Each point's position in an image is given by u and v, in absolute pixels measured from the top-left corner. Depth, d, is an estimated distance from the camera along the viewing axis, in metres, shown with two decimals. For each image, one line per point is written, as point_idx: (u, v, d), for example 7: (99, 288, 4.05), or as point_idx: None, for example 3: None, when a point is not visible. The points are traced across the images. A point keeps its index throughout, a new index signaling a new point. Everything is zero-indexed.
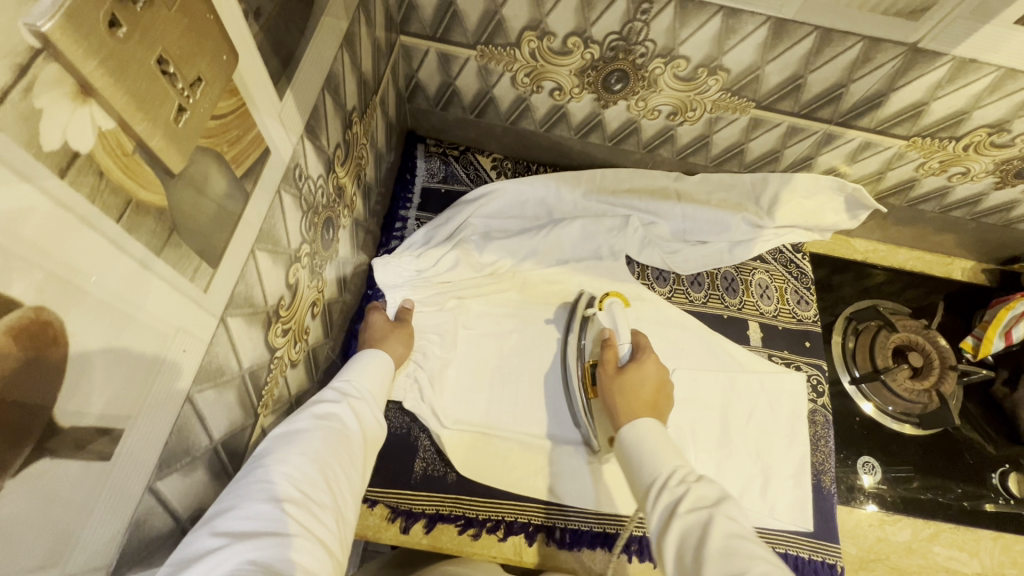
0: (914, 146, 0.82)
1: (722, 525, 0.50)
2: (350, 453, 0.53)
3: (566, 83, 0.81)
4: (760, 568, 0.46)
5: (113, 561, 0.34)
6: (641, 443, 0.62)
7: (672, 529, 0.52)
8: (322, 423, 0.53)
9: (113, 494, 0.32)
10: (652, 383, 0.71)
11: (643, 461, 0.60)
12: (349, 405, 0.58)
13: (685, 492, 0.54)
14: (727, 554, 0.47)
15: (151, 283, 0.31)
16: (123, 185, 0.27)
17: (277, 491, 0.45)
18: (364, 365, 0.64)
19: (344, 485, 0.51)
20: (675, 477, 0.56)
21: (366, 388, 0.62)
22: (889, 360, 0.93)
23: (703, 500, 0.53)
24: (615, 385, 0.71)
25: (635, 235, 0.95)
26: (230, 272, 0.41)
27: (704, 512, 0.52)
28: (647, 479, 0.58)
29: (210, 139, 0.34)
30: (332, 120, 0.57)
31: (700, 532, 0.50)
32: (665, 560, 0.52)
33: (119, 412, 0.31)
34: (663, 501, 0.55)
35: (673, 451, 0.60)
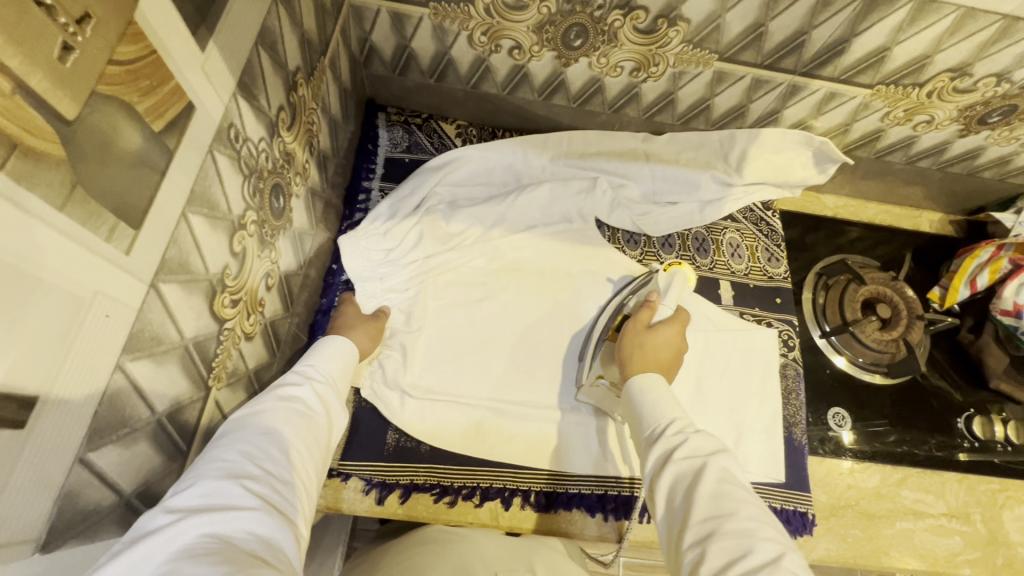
0: (878, 95, 0.81)
1: (712, 471, 0.51)
2: (313, 433, 0.53)
3: (525, 41, 0.79)
4: (748, 513, 0.48)
5: (41, 534, 0.32)
6: (645, 395, 0.62)
7: (665, 472, 0.53)
8: (282, 404, 0.52)
9: (32, 465, 0.31)
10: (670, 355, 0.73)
11: (644, 413, 0.61)
12: (312, 387, 0.57)
13: (684, 440, 0.55)
14: (716, 499, 0.49)
15: (54, 240, 0.29)
16: (1, 128, 0.25)
17: (236, 468, 0.44)
18: (323, 351, 0.64)
19: (306, 463, 0.50)
20: (674, 426, 0.57)
21: (328, 372, 0.61)
22: (857, 313, 0.94)
23: (699, 449, 0.53)
24: (636, 340, 0.72)
25: (603, 198, 0.94)
26: (158, 236, 0.39)
27: (698, 459, 0.52)
28: (652, 425, 0.59)
29: (114, 86, 0.32)
30: (271, 80, 0.54)
31: (693, 477, 0.51)
32: (659, 498, 0.52)
33: (30, 376, 0.29)
34: (664, 446, 0.55)
35: (676, 408, 0.60)
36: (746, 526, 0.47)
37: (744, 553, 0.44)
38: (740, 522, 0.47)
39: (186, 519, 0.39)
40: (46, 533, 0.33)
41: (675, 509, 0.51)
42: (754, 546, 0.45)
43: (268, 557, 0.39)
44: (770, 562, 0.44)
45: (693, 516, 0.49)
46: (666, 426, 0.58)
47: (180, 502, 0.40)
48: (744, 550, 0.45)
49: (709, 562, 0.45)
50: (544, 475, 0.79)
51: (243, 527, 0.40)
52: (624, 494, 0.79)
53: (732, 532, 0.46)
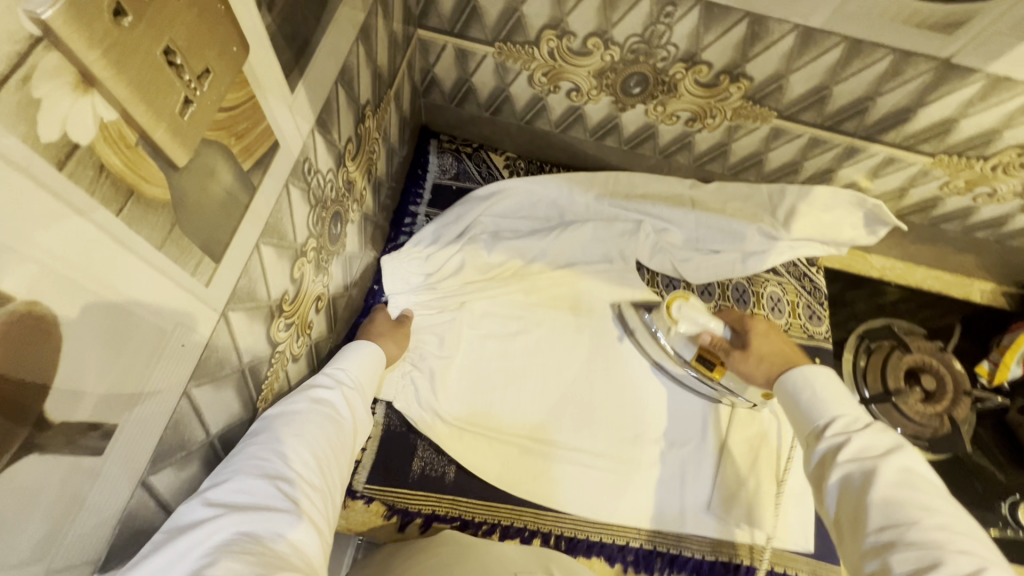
0: (939, 164, 0.80)
1: (887, 475, 0.49)
2: (344, 438, 0.53)
3: (584, 84, 0.80)
4: (933, 522, 0.46)
5: (100, 556, 0.33)
6: (801, 391, 0.60)
7: (831, 475, 0.52)
8: (317, 406, 0.52)
9: (102, 490, 0.32)
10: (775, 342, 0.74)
11: (803, 407, 0.59)
12: (345, 390, 0.57)
13: (847, 440, 0.53)
14: (894, 505, 0.47)
15: (150, 276, 0.31)
16: (124, 178, 0.27)
17: (271, 468, 0.45)
18: (358, 351, 0.63)
19: (335, 469, 0.50)
20: (837, 423, 0.55)
21: (362, 376, 0.61)
22: (901, 381, 0.91)
23: (871, 451, 0.52)
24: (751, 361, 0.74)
25: (646, 241, 0.93)
26: (234, 267, 0.40)
27: (867, 460, 0.51)
28: (812, 421, 0.57)
29: (217, 132, 0.33)
30: (344, 114, 0.56)
31: (866, 481, 0.50)
32: (828, 499, 0.52)
33: (114, 406, 0.31)
34: (830, 444, 0.54)
35: (849, 401, 0.58)
36: (935, 536, 0.45)
37: (932, 564, 0.43)
38: (925, 531, 0.45)
39: (224, 518, 0.39)
40: (105, 554, 0.34)
41: (849, 511, 0.50)
42: (944, 558, 0.43)
43: (295, 566, 0.40)
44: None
45: (871, 520, 0.48)
46: (828, 422, 0.56)
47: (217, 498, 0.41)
48: (931, 560, 0.43)
49: (894, 570, 0.44)
50: (565, 519, 0.78)
51: (275, 531, 0.41)
52: (646, 547, 0.78)
53: (918, 541, 0.45)
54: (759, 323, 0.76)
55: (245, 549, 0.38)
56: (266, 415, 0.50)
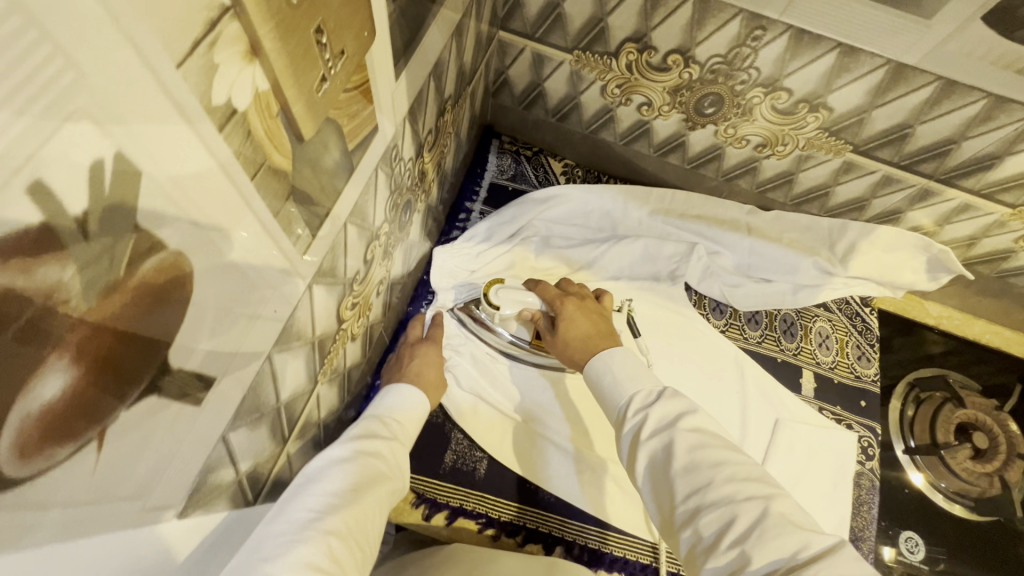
0: (1018, 216, 0.77)
1: (683, 439, 0.47)
2: (387, 498, 0.53)
3: (656, 100, 0.80)
4: (726, 475, 0.45)
5: (181, 503, 0.34)
6: (608, 370, 0.57)
7: (637, 459, 0.49)
8: (367, 460, 0.53)
9: (194, 439, 0.33)
10: (577, 322, 0.70)
11: (613, 387, 0.56)
12: (391, 444, 0.58)
13: (647, 415, 0.50)
14: (691, 469, 0.45)
15: (264, 241, 0.32)
16: (262, 146, 0.28)
17: (324, 521, 0.44)
18: (402, 398, 0.64)
19: (377, 529, 0.50)
20: (637, 400, 0.53)
21: (405, 429, 0.62)
22: (950, 436, 0.89)
23: (668, 419, 0.50)
24: (560, 345, 0.70)
25: (698, 263, 0.93)
26: (325, 243, 0.41)
27: (666, 431, 0.49)
28: (615, 403, 0.55)
29: (338, 111, 0.35)
30: (430, 106, 0.57)
31: (665, 453, 0.48)
32: (641, 483, 0.50)
33: (216, 361, 0.32)
34: (633, 425, 0.51)
35: (646, 373, 0.56)
36: (727, 491, 0.43)
37: (730, 522, 0.42)
38: (720, 490, 0.44)
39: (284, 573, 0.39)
40: (185, 502, 0.35)
41: (660, 487, 0.47)
42: (738, 510, 0.42)
43: None
44: (757, 522, 0.41)
45: (677, 493, 0.46)
46: (630, 401, 0.53)
47: (276, 552, 0.40)
48: (730, 516, 0.42)
49: (704, 538, 0.43)
50: (592, 531, 0.78)
51: None
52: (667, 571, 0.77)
53: (716, 501, 0.43)
54: (568, 305, 0.73)
55: None
56: (318, 463, 0.51)
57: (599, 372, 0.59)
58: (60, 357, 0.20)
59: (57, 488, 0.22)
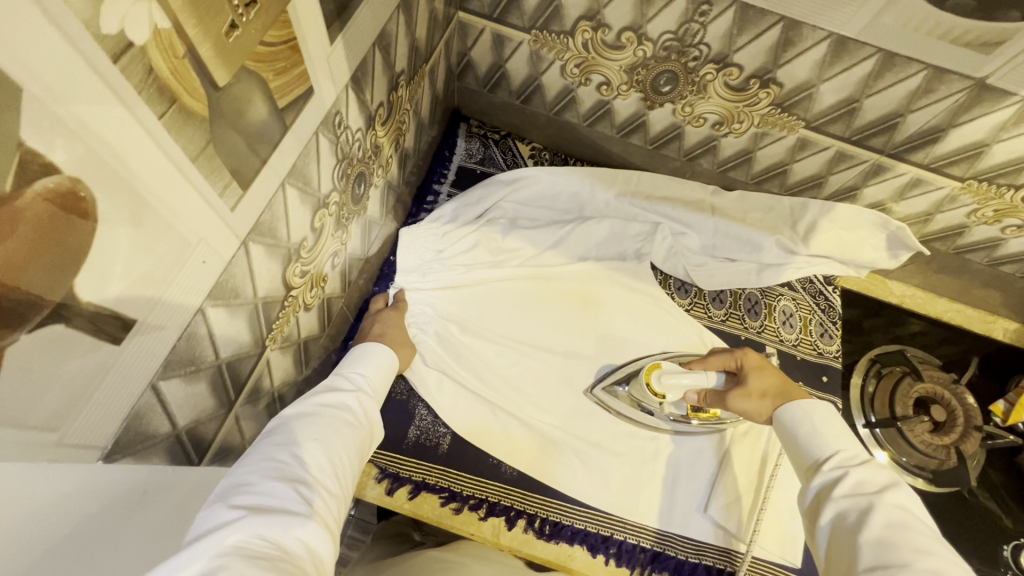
0: (968, 190, 0.78)
1: (885, 513, 0.49)
2: (358, 445, 0.54)
3: (614, 79, 0.81)
4: (924, 562, 0.45)
5: (106, 445, 0.35)
6: (801, 424, 0.60)
7: (822, 514, 0.53)
8: (331, 411, 0.54)
9: (117, 381, 0.34)
10: (770, 375, 0.71)
11: (804, 438, 0.59)
12: (358, 396, 0.59)
13: (844, 475, 0.54)
14: (885, 543, 0.47)
15: (183, 186, 0.33)
16: (169, 86, 0.29)
17: (289, 471, 0.46)
18: (371, 356, 0.66)
19: (348, 474, 0.52)
20: (836, 457, 0.56)
21: (374, 385, 0.63)
22: (909, 410, 0.90)
23: (865, 488, 0.52)
24: (750, 398, 0.70)
25: (663, 243, 0.94)
26: (259, 200, 0.43)
27: (864, 498, 0.51)
28: (812, 453, 0.58)
29: (258, 64, 0.36)
30: (379, 78, 0.58)
31: (859, 519, 0.50)
32: (821, 538, 0.53)
33: (135, 302, 0.33)
34: (828, 479, 0.55)
35: (847, 433, 0.58)
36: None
37: None
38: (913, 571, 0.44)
39: (247, 516, 0.40)
40: (111, 445, 0.36)
41: (842, 546, 0.50)
42: None
43: (304, 568, 0.40)
44: None
45: (861, 559, 0.47)
46: (827, 456, 0.57)
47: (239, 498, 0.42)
48: None
49: None
50: (551, 503, 0.78)
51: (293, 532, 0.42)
52: (629, 541, 0.78)
53: None
54: (750, 358, 0.74)
55: (260, 551, 0.39)
56: (283, 418, 0.52)
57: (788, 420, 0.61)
58: None
59: None
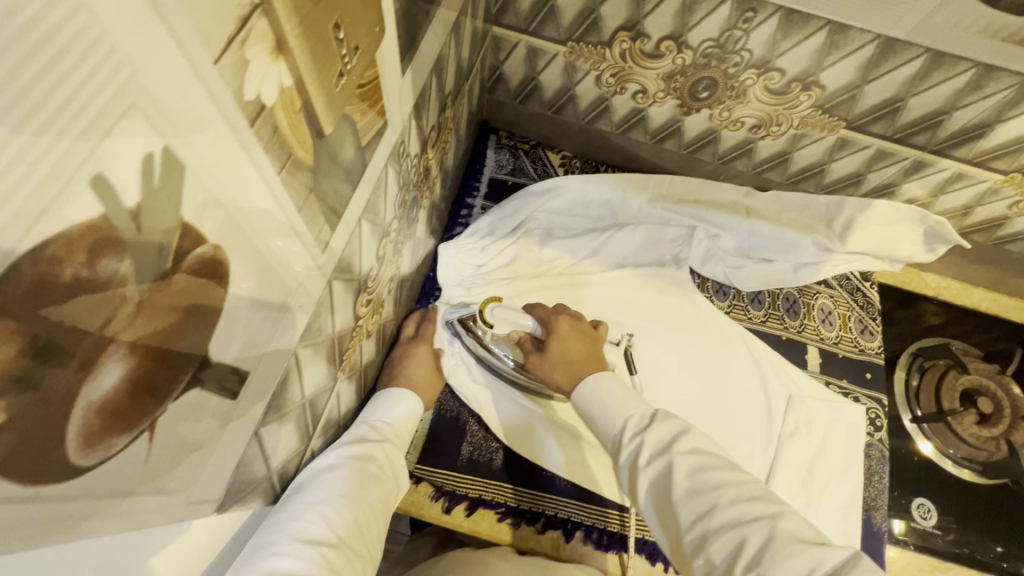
0: (1011, 182, 0.78)
1: (685, 462, 0.50)
2: (378, 500, 0.56)
3: (651, 87, 0.81)
4: (731, 497, 0.47)
5: (220, 497, 0.35)
6: (597, 394, 0.60)
7: (639, 487, 0.51)
8: (357, 467, 0.56)
9: (231, 433, 0.34)
10: (575, 340, 0.72)
11: (604, 408, 0.58)
12: (383, 448, 0.61)
13: (642, 439, 0.53)
14: (694, 494, 0.48)
15: (289, 235, 0.33)
16: (287, 140, 0.29)
17: (316, 532, 0.48)
18: (392, 403, 0.66)
19: (369, 528, 0.54)
20: (629, 427, 0.55)
21: (395, 432, 0.65)
22: (956, 403, 0.90)
23: (662, 441, 0.52)
24: (547, 365, 0.71)
25: (699, 246, 0.94)
26: (343, 238, 0.42)
27: (664, 458, 0.51)
28: (609, 430, 0.57)
29: (352, 107, 0.36)
30: (432, 102, 0.58)
31: (665, 478, 0.50)
32: (647, 513, 0.52)
33: (251, 354, 0.33)
34: (630, 449, 0.53)
35: (631, 395, 0.58)
36: (735, 515, 0.46)
37: (739, 544, 0.44)
38: (726, 513, 0.46)
39: None
40: (224, 496, 0.36)
41: (664, 507, 0.50)
42: (748, 532, 0.44)
43: None
44: (766, 544, 0.43)
45: (683, 519, 0.48)
46: (623, 426, 0.56)
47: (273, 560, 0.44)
48: (740, 539, 0.44)
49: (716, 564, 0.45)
50: (607, 514, 0.79)
51: None
52: None
53: (722, 525, 0.46)
54: (563, 324, 0.74)
55: None
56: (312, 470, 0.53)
57: (586, 401, 0.61)
58: (116, 348, 0.21)
59: (112, 479, 0.23)
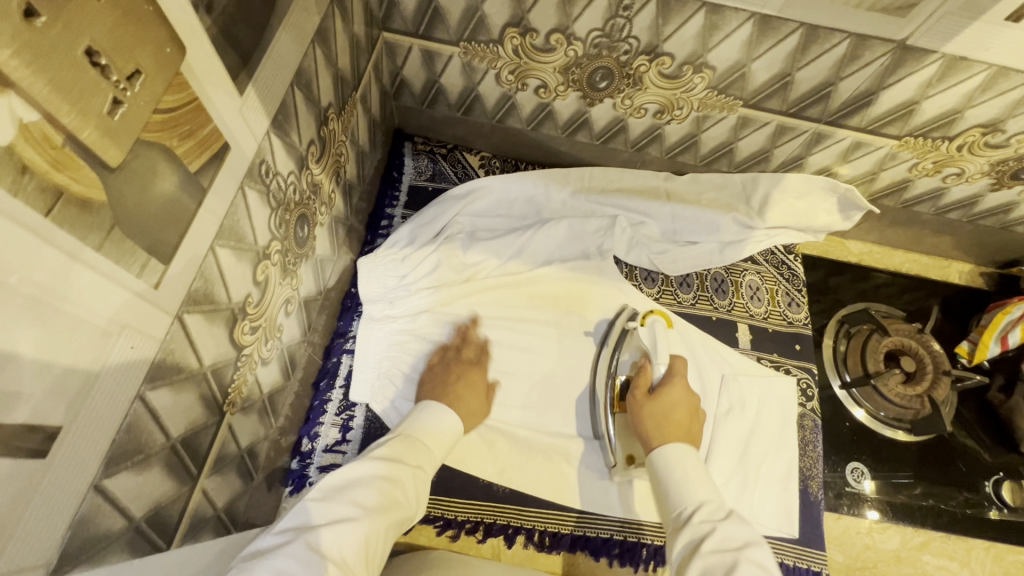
0: (906, 146, 0.80)
1: (745, 570, 0.52)
2: (395, 522, 0.56)
3: (551, 81, 0.80)
4: None
5: (52, 561, 0.33)
6: (671, 474, 0.64)
7: (690, 566, 0.54)
8: (383, 485, 0.57)
9: (49, 493, 0.32)
10: (685, 407, 0.74)
11: (676, 490, 0.62)
12: (416, 471, 0.61)
13: (712, 530, 0.56)
14: None
15: (87, 276, 0.31)
16: (51, 178, 0.27)
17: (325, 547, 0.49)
18: (435, 423, 0.69)
19: (379, 551, 0.54)
20: (704, 511, 0.59)
21: (430, 456, 0.66)
22: (880, 364, 0.91)
23: (729, 543, 0.55)
24: (645, 412, 0.73)
25: (622, 235, 0.94)
26: (185, 269, 0.40)
27: (729, 555, 0.53)
28: (677, 509, 0.61)
29: (155, 133, 0.34)
30: (303, 117, 0.56)
31: (722, 573, 0.52)
32: None
33: (55, 408, 0.30)
34: (693, 535, 0.57)
35: (712, 491, 0.62)
36: None
37: None
38: None
39: None
40: (57, 560, 0.34)
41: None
42: None
43: None
44: None
45: None
46: (691, 512, 0.59)
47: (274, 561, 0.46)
48: None
49: None
50: (548, 514, 0.78)
51: None
52: (630, 539, 0.78)
53: None
54: (678, 387, 0.75)
55: None
56: (342, 484, 0.56)
57: (668, 471, 0.65)
58: None
59: None
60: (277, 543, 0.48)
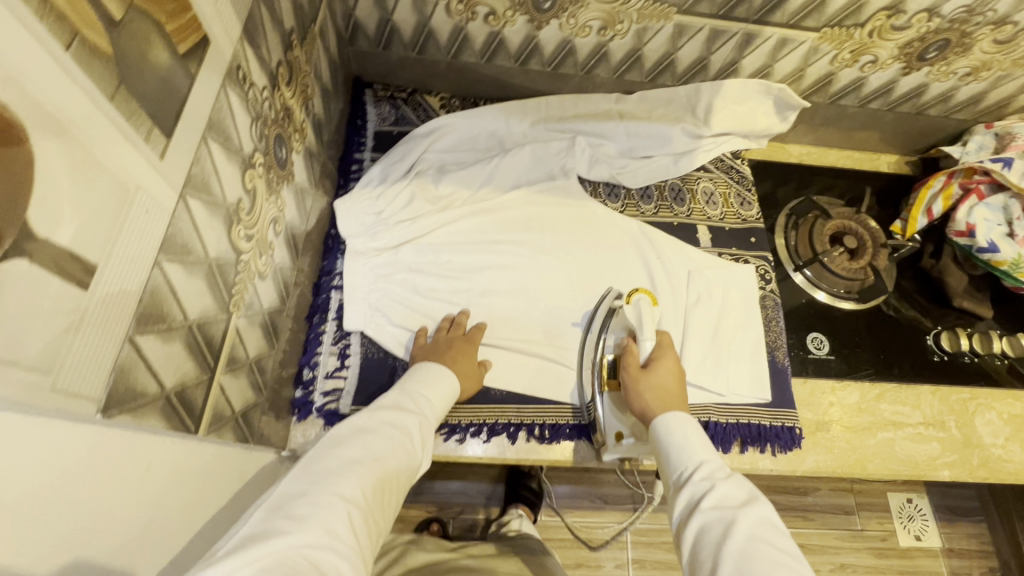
0: (825, 38, 0.89)
1: (740, 528, 0.55)
2: (404, 466, 0.60)
3: (498, 7, 0.85)
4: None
5: (102, 398, 0.36)
6: (671, 437, 0.67)
7: (689, 524, 0.57)
8: (389, 429, 0.61)
9: (94, 328, 0.35)
10: (675, 378, 0.78)
11: (673, 453, 0.66)
12: (417, 419, 0.66)
13: (709, 489, 0.59)
14: (739, 555, 0.53)
15: (104, 124, 0.34)
16: (67, 17, 0.30)
17: (345, 492, 0.52)
18: (434, 374, 0.73)
19: (391, 493, 0.57)
20: (703, 470, 0.62)
21: (433, 406, 0.70)
22: (826, 245, 1.02)
23: (725, 504, 0.58)
24: (643, 385, 0.76)
25: (583, 154, 0.99)
26: (183, 149, 0.43)
27: (727, 512, 0.56)
28: (676, 469, 0.64)
29: (146, 3, 0.37)
30: (270, 34, 0.59)
31: (718, 532, 0.55)
32: (685, 546, 0.57)
33: (92, 244, 0.34)
34: (690, 497, 0.60)
35: (707, 453, 0.65)
36: None
37: None
38: None
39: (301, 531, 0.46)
40: (106, 399, 0.37)
41: (700, 561, 0.55)
42: None
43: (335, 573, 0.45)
44: None
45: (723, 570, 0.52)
46: (689, 472, 0.63)
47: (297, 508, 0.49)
48: None
49: None
50: (545, 410, 0.84)
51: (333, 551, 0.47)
52: None
53: None
54: (669, 359, 0.80)
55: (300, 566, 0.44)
56: (347, 433, 0.59)
57: (665, 434, 0.68)
58: None
59: None
60: (292, 491, 0.51)
